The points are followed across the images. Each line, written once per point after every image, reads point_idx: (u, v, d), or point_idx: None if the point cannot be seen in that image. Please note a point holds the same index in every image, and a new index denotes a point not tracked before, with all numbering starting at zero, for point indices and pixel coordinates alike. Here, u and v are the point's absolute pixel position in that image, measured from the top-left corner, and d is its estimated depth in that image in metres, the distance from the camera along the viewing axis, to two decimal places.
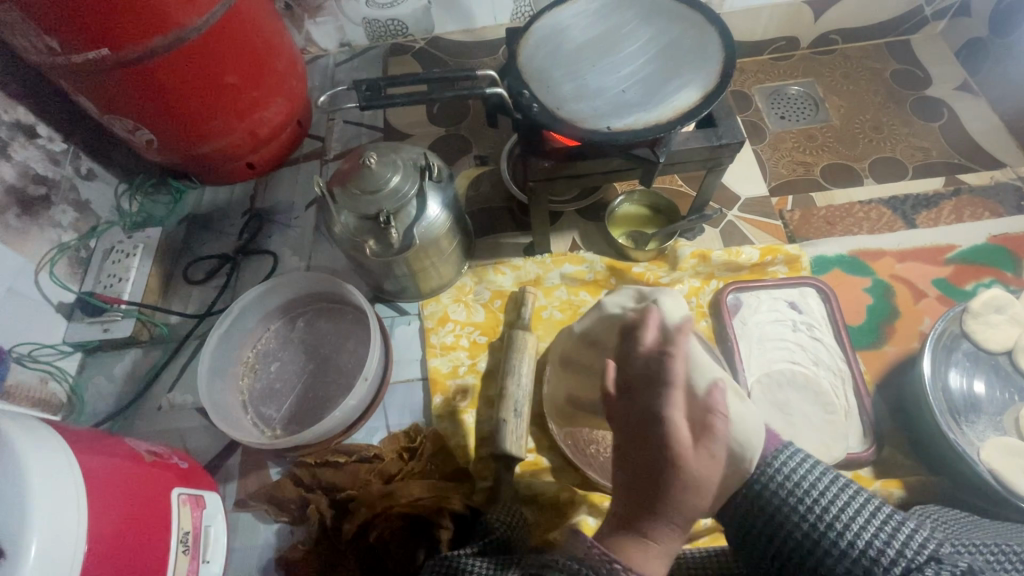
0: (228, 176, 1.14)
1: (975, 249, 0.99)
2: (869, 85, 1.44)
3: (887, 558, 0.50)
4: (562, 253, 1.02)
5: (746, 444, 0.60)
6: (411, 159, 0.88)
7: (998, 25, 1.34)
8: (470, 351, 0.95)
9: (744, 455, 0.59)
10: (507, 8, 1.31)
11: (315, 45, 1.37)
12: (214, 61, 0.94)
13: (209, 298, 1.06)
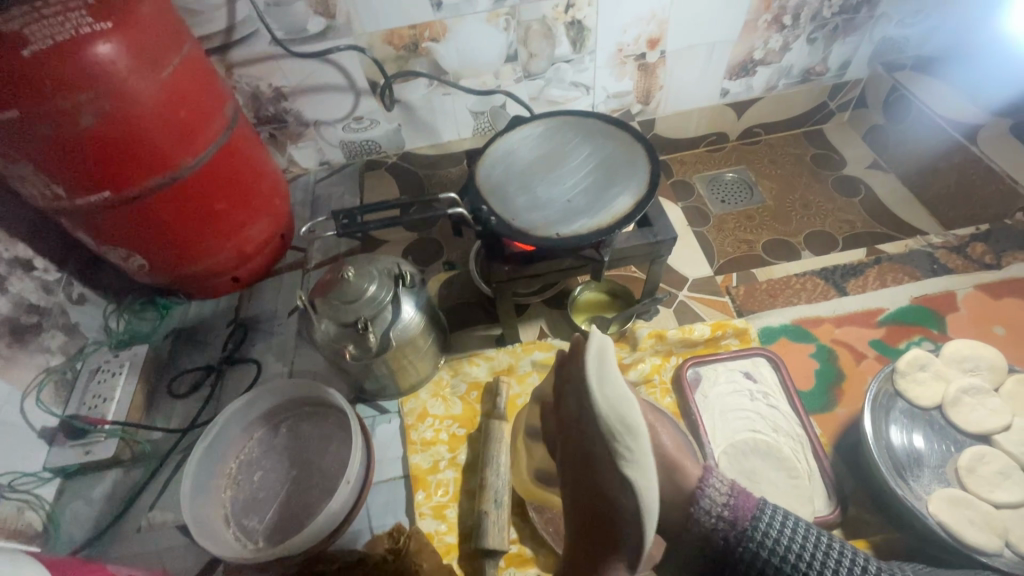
0: (214, 290, 1.21)
1: (901, 310, 1.09)
2: (794, 169, 1.62)
3: None
4: (531, 342, 1.09)
5: (725, 503, 0.66)
6: (385, 268, 0.96)
7: (891, 115, 1.56)
8: (449, 445, 0.99)
9: (721, 514, 0.66)
10: (468, 125, 1.49)
11: (296, 166, 1.51)
12: (206, 192, 1.04)
13: (192, 411, 1.08)
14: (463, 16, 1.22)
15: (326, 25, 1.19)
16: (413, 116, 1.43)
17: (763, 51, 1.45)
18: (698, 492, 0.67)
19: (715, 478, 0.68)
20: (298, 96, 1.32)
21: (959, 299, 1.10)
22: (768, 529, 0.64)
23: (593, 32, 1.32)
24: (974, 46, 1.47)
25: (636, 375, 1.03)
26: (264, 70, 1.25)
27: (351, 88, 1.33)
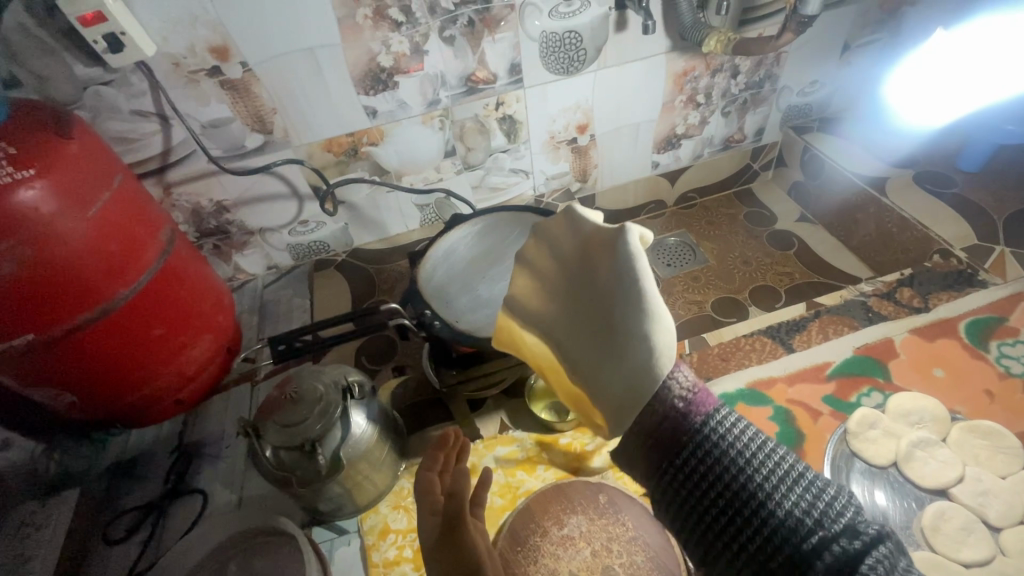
0: (156, 416, 1.14)
1: (846, 362, 1.13)
2: (730, 228, 1.71)
3: (807, 525, 0.44)
4: (492, 436, 1.06)
5: (682, 389, 0.51)
6: (334, 380, 0.93)
7: (808, 171, 1.67)
8: (415, 562, 0.93)
9: (675, 396, 0.51)
10: (415, 217, 1.52)
11: (244, 272, 1.49)
12: (142, 318, 1.00)
13: (130, 558, 0.99)
14: (398, 121, 1.28)
15: (264, 140, 1.22)
16: (359, 214, 1.46)
17: (684, 126, 1.57)
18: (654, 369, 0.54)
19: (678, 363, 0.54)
20: (241, 207, 1.33)
21: (897, 345, 1.14)
22: (726, 424, 0.49)
23: (524, 124, 1.40)
24: (869, 107, 1.61)
25: (601, 460, 1.01)
26: (204, 186, 1.26)
27: (294, 194, 1.35)
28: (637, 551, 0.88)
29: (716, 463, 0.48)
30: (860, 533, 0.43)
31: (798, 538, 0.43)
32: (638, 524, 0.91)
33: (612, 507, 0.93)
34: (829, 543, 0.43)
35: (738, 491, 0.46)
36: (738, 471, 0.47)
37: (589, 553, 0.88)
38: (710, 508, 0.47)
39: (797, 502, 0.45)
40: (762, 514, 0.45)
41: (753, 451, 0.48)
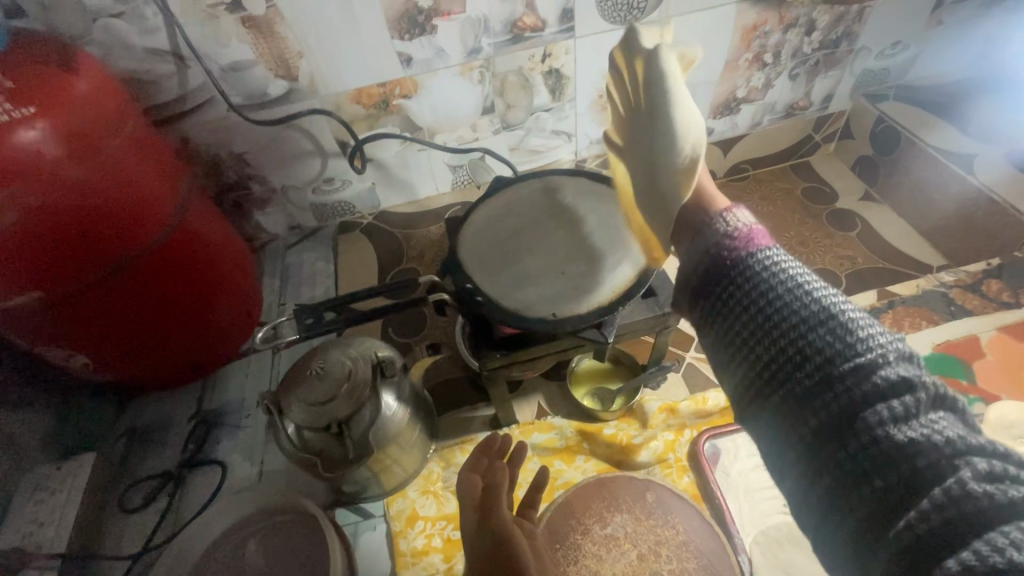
0: (173, 379, 1.08)
1: (924, 360, 1.02)
2: (786, 205, 1.56)
3: (836, 351, 0.44)
4: (529, 422, 0.99)
5: (732, 234, 0.53)
6: (363, 356, 0.85)
7: (879, 145, 1.51)
8: (444, 552, 0.86)
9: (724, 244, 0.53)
10: (447, 180, 1.41)
11: (264, 232, 1.41)
12: (159, 278, 0.93)
13: (147, 530, 0.94)
14: (435, 72, 1.16)
15: (288, 88, 1.11)
16: (388, 174, 1.35)
17: (746, 89, 1.41)
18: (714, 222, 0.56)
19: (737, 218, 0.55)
20: (262, 162, 1.24)
21: (984, 343, 1.02)
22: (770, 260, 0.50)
23: (572, 80, 1.26)
24: (1004, 73, 1.39)
25: (648, 456, 0.92)
26: (223, 137, 1.16)
27: (320, 150, 1.25)
28: (689, 556, 0.80)
29: (751, 282, 0.49)
30: (889, 366, 0.43)
31: (822, 359, 0.44)
32: (690, 527, 0.83)
33: (661, 507, 0.85)
34: (849, 368, 0.43)
35: (772, 312, 0.47)
36: (774, 298, 0.48)
37: (635, 557, 0.81)
38: (743, 322, 0.49)
39: (830, 329, 0.45)
40: (787, 338, 0.46)
41: (796, 281, 0.48)
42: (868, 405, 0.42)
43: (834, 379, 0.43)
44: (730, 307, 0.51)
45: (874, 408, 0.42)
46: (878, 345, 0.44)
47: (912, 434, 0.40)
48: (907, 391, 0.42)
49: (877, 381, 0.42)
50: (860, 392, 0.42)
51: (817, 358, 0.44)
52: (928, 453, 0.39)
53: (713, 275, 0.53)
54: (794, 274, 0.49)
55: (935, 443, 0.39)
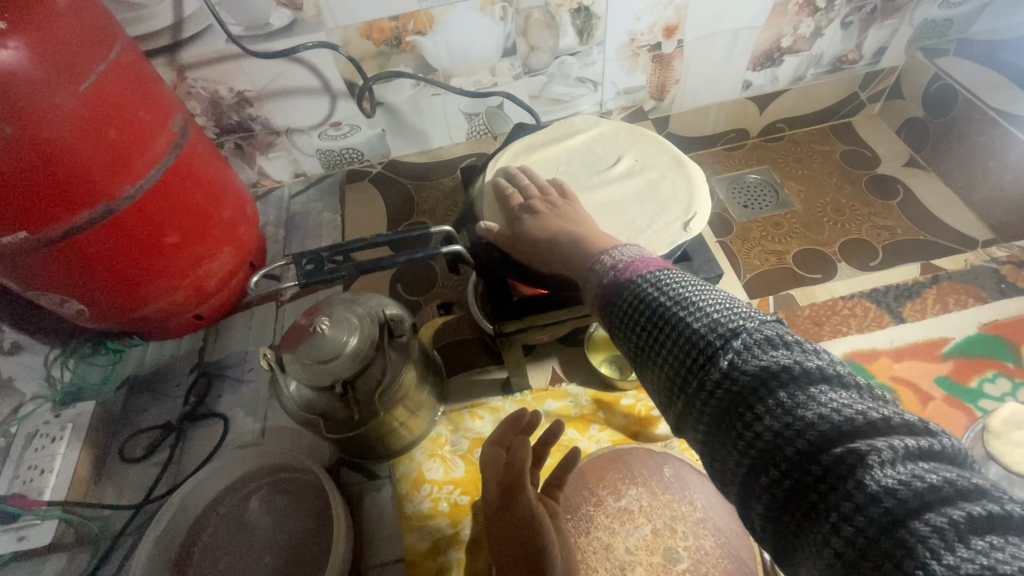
0: (172, 330, 1.04)
1: (969, 340, 0.95)
2: (823, 168, 1.45)
3: (778, 381, 0.37)
4: (542, 388, 0.94)
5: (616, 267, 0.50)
6: (369, 313, 0.80)
7: (932, 106, 1.38)
8: (451, 517, 0.83)
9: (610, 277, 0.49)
10: (462, 129, 1.32)
11: (268, 179, 1.34)
12: (153, 222, 0.87)
13: (148, 481, 0.92)
14: (453, 5, 1.05)
15: (292, 18, 1.01)
16: (399, 120, 1.26)
17: (792, 37, 1.28)
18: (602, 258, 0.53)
19: (625, 250, 0.52)
20: (264, 101, 1.15)
21: None
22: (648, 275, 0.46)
23: (602, 20, 1.14)
24: None
25: (666, 428, 0.88)
26: (222, 73, 1.08)
27: (326, 90, 1.15)
28: (708, 533, 0.77)
29: (662, 317, 0.43)
30: (765, 356, 0.38)
31: (765, 397, 0.37)
32: (710, 503, 0.79)
33: (678, 482, 0.81)
34: (726, 367, 0.39)
35: (692, 349, 0.41)
36: (650, 313, 0.44)
37: (649, 531, 0.78)
38: (668, 365, 0.42)
39: (709, 330, 0.41)
40: (667, 346, 0.42)
41: (705, 306, 0.42)
42: (842, 444, 0.34)
43: (791, 417, 0.36)
44: (649, 349, 0.44)
45: (850, 444, 0.34)
46: (751, 338, 0.39)
47: (812, 428, 0.35)
48: (793, 378, 0.37)
49: (762, 371, 0.38)
50: (829, 425, 0.35)
51: (759, 396, 0.37)
52: (829, 444, 0.34)
53: (618, 320, 0.47)
54: (701, 300, 0.43)
55: (838, 426, 0.34)
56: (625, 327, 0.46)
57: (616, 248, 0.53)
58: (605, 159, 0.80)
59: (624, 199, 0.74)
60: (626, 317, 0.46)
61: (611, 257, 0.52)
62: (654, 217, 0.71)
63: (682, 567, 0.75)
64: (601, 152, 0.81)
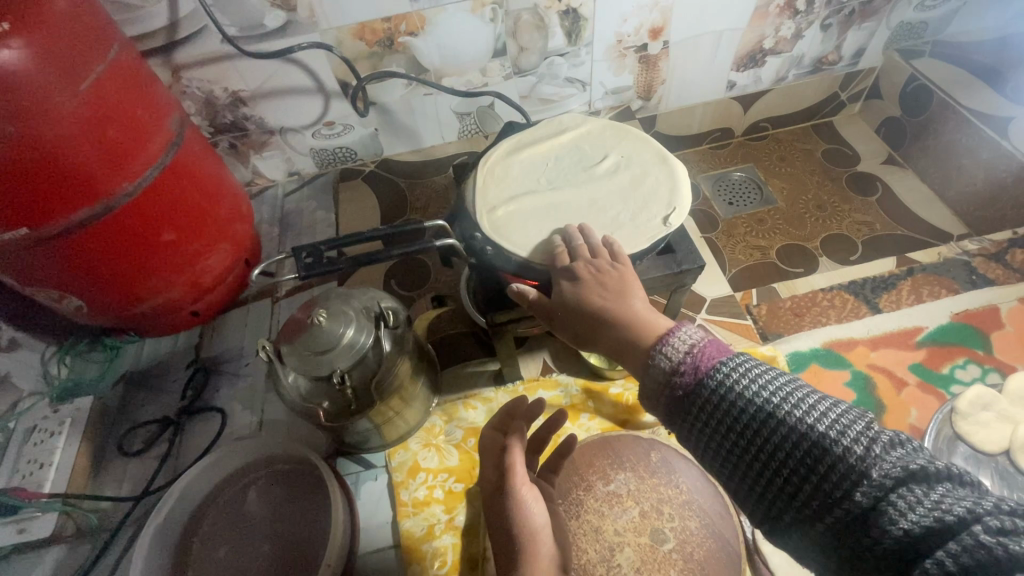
0: (170, 325, 1.06)
1: (941, 329, 0.99)
2: (804, 166, 1.49)
3: (876, 474, 0.41)
4: (534, 379, 0.97)
5: (679, 363, 0.52)
6: (364, 307, 0.82)
7: (909, 106, 1.43)
8: (446, 504, 0.86)
9: (674, 375, 0.51)
10: (453, 128, 1.35)
11: (262, 178, 1.36)
12: (150, 218, 0.89)
13: (147, 473, 0.94)
14: (444, 6, 1.07)
15: (286, 20, 1.03)
16: (391, 119, 1.28)
17: (774, 39, 1.31)
18: (658, 343, 0.55)
19: (681, 334, 0.54)
20: (259, 101, 1.17)
21: (1003, 314, 1.00)
22: (723, 370, 0.49)
23: (590, 22, 1.17)
24: None
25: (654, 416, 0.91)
26: (217, 74, 1.09)
27: (320, 90, 1.17)
28: (694, 515, 0.80)
29: (746, 417, 0.47)
30: (855, 448, 0.42)
31: (866, 491, 0.41)
32: (695, 486, 0.83)
33: (665, 467, 0.84)
34: (825, 462, 0.43)
35: (786, 448, 0.45)
36: (739, 414, 0.47)
37: (637, 514, 0.81)
38: (762, 463, 0.46)
39: (806, 430, 0.44)
40: (759, 445, 0.46)
41: (786, 402, 0.46)
42: (950, 534, 0.37)
43: (895, 510, 0.39)
44: (739, 447, 0.47)
45: (959, 532, 0.37)
46: (846, 431, 0.43)
47: (921, 518, 0.38)
48: (885, 466, 0.41)
49: (857, 466, 0.41)
50: (932, 516, 0.38)
51: (859, 490, 0.41)
52: (938, 533, 0.37)
53: (695, 417, 0.50)
54: (780, 396, 0.47)
55: (944, 514, 0.37)
56: (703, 424, 0.49)
57: (673, 329, 0.55)
58: (593, 157, 0.83)
59: (610, 196, 0.77)
60: (703, 414, 0.49)
61: (670, 340, 0.54)
62: (637, 213, 0.74)
63: (668, 547, 0.78)
64: (588, 150, 0.84)
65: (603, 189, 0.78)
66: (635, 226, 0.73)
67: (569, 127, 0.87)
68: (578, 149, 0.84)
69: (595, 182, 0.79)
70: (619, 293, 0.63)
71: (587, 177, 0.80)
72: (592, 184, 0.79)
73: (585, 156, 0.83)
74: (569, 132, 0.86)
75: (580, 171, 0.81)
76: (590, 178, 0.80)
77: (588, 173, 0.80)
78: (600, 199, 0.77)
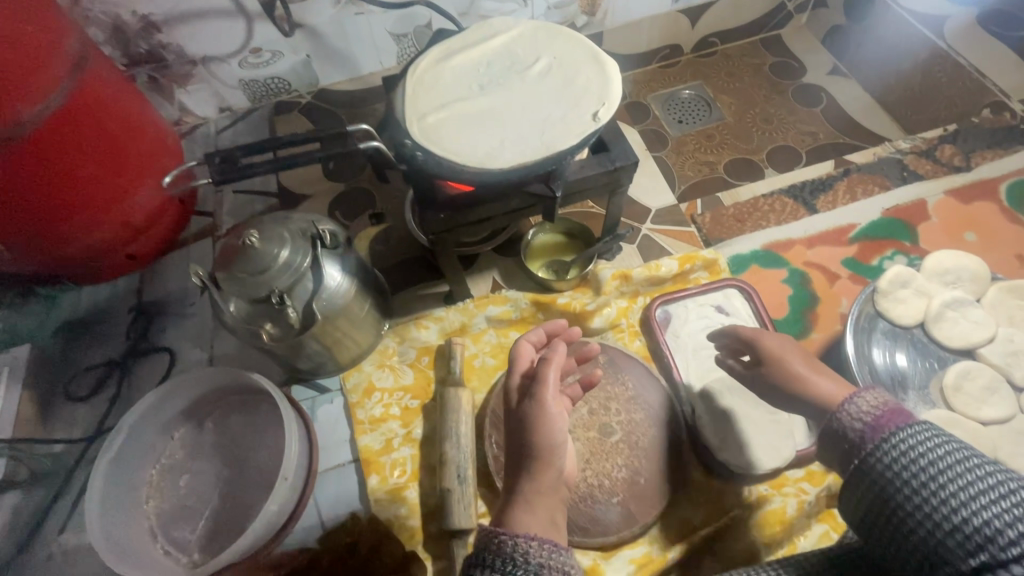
0: (107, 271, 1.01)
1: (872, 225, 1.03)
2: (752, 81, 1.41)
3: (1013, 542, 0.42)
4: (484, 296, 0.97)
5: (863, 418, 0.56)
6: (299, 229, 0.80)
7: (854, 13, 1.39)
8: (402, 420, 0.88)
9: (856, 426, 0.56)
10: (391, 52, 1.29)
11: (191, 114, 1.28)
12: (62, 151, 0.83)
13: (98, 415, 0.93)
14: None
15: None
16: (322, 44, 1.21)
17: None
18: (845, 398, 0.59)
19: (868, 393, 0.58)
20: (173, 26, 1.08)
21: (930, 207, 1.04)
22: (904, 438, 0.51)
23: None
24: None
25: (601, 322, 0.93)
26: None
27: (240, 11, 1.09)
28: (641, 410, 0.84)
29: (889, 476, 0.51)
30: (1021, 534, 0.42)
31: (989, 556, 0.43)
32: (638, 382, 0.86)
33: (612, 367, 0.88)
34: (980, 536, 0.44)
35: (930, 511, 0.48)
36: (890, 473, 0.51)
37: (586, 412, 0.84)
38: (906, 517, 0.49)
39: (964, 500, 0.46)
40: (902, 498, 0.50)
41: (949, 476, 0.48)
42: None
43: None
44: (882, 500, 0.51)
45: None
46: (1019, 517, 0.43)
47: None
48: None
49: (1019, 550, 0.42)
50: None
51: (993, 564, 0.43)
52: None
53: (854, 475, 0.54)
54: (947, 466, 0.48)
55: None
56: (856, 488, 0.54)
57: (851, 400, 0.58)
58: (525, 60, 0.80)
59: (541, 98, 0.75)
60: (860, 477, 0.53)
61: (853, 404, 0.57)
62: (568, 112, 0.73)
63: (615, 438, 0.82)
64: (520, 53, 0.81)
65: (534, 92, 0.76)
66: (568, 125, 0.72)
67: (500, 31, 0.83)
68: (509, 53, 0.81)
69: (527, 86, 0.77)
70: (772, 357, 0.69)
71: (518, 81, 0.78)
72: (523, 88, 0.77)
73: (517, 59, 0.80)
74: (499, 36, 0.82)
75: (512, 74, 0.79)
76: (522, 81, 0.77)
77: (518, 76, 0.78)
78: (531, 102, 0.75)
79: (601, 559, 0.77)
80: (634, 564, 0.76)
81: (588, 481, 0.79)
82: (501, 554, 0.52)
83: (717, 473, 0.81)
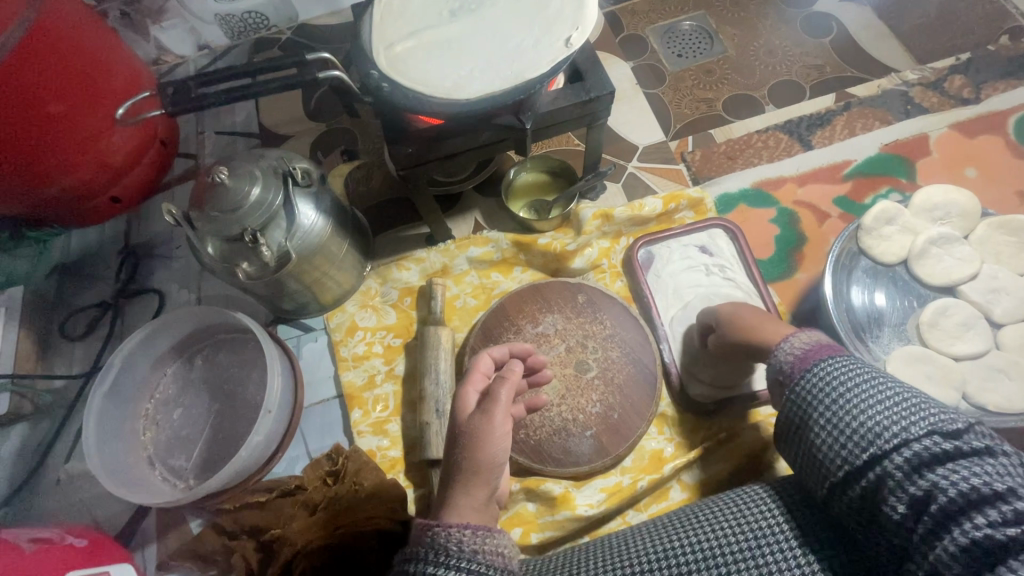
0: (93, 215, 1.01)
1: (868, 161, 1.00)
2: (759, 9, 1.22)
3: (889, 433, 0.50)
4: (465, 237, 0.97)
5: (796, 354, 0.60)
6: (271, 167, 0.79)
7: None
8: (385, 357, 0.90)
9: (788, 363, 0.60)
10: None
11: (169, 53, 1.24)
12: (26, 84, 0.81)
13: (95, 353, 0.96)
14: None
15: None
16: None
17: None
18: (780, 340, 0.63)
19: (798, 334, 0.62)
20: None
21: (931, 142, 1.01)
22: (826, 368, 0.56)
23: None
24: None
25: (581, 263, 0.93)
26: None
27: None
28: (618, 348, 0.85)
29: (806, 399, 0.56)
30: (901, 431, 0.49)
31: (876, 448, 0.50)
32: (617, 322, 0.87)
33: (591, 307, 0.88)
34: (874, 440, 0.50)
35: (832, 421, 0.54)
36: (805, 394, 0.57)
37: (563, 350, 0.85)
38: (817, 433, 0.55)
39: (854, 408, 0.53)
40: (813, 419, 0.56)
41: (851, 391, 0.54)
42: (922, 471, 0.47)
43: (897, 478, 0.48)
44: (796, 420, 0.57)
45: (932, 472, 0.47)
46: (901, 417, 0.50)
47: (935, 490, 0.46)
48: (929, 455, 0.47)
49: (896, 445, 0.49)
50: (927, 489, 0.46)
51: (883, 462, 0.49)
52: (955, 502, 0.45)
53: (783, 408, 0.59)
54: (849, 385, 0.54)
55: (956, 497, 0.45)
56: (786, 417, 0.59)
57: (787, 340, 0.62)
58: None
59: (512, 24, 0.71)
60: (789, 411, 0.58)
61: (784, 348, 0.62)
62: (538, 38, 0.69)
63: (591, 375, 0.84)
64: None
65: (504, 18, 0.72)
66: (538, 52, 0.68)
67: None
68: None
69: (497, 12, 0.73)
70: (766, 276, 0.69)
71: (488, 6, 0.73)
72: (493, 14, 0.73)
73: None
74: None
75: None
76: (492, 6, 0.73)
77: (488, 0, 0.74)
78: (501, 29, 0.71)
79: (572, 487, 0.80)
80: (603, 493, 0.79)
81: (562, 415, 0.81)
82: (433, 543, 0.50)
83: (690, 408, 0.83)
